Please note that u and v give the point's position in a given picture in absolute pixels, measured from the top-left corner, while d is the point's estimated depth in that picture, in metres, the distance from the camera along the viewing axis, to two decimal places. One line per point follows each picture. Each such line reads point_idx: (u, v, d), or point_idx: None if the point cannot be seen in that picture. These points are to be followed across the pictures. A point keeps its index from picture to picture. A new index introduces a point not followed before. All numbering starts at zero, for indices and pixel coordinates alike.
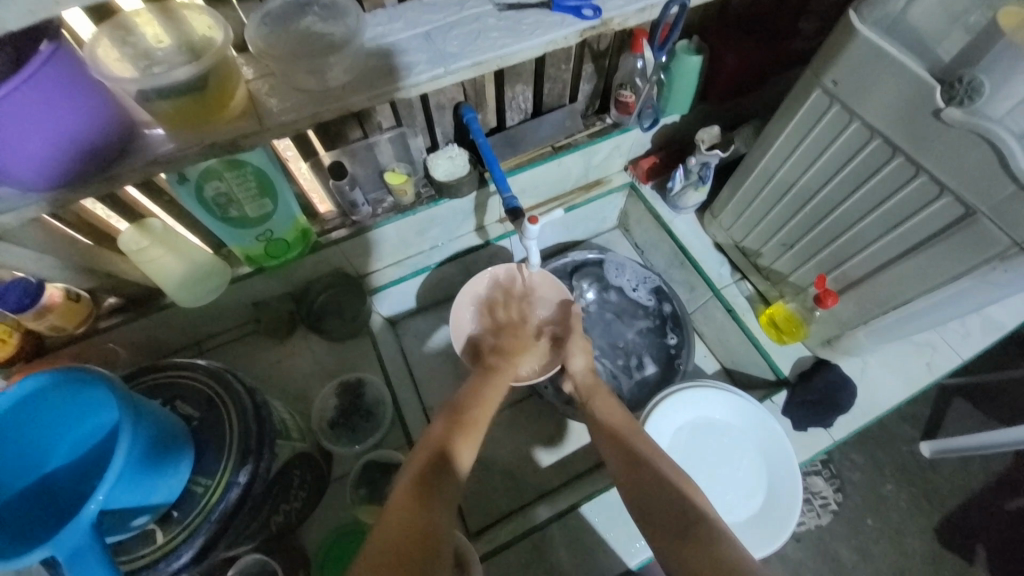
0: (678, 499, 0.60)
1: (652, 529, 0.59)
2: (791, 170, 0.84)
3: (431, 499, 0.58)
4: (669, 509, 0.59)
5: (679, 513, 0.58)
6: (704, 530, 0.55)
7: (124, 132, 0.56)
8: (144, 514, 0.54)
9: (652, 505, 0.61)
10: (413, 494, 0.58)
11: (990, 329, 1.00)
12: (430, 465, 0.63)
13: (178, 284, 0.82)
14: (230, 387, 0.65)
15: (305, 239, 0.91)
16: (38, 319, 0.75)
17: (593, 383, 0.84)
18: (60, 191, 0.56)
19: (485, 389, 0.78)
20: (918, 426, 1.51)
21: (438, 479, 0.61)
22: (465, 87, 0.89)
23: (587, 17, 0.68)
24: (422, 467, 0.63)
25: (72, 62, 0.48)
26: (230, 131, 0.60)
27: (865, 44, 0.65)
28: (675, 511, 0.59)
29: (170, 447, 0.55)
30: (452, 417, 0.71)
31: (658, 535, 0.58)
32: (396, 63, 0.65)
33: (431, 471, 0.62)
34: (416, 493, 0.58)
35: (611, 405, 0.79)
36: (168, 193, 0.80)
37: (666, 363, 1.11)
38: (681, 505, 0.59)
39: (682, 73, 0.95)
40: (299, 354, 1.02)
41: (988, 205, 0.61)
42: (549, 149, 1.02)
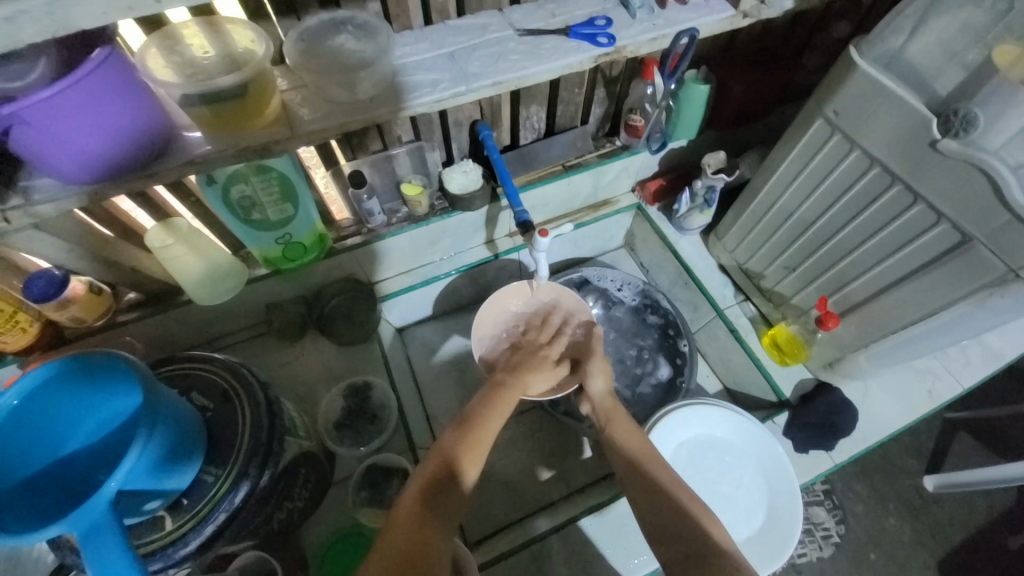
0: (690, 526, 0.61)
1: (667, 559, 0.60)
2: (795, 194, 0.87)
3: (433, 515, 0.59)
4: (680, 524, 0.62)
5: (689, 541, 0.60)
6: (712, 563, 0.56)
7: (164, 134, 0.60)
8: (156, 499, 0.55)
9: (665, 532, 0.62)
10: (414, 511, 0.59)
11: (991, 358, 1.01)
12: (436, 479, 0.63)
13: (197, 282, 0.85)
14: (244, 380, 0.67)
15: (321, 244, 0.94)
16: (61, 310, 0.78)
17: (611, 407, 0.83)
18: (100, 185, 0.59)
19: (499, 402, 0.77)
20: (921, 458, 1.50)
21: (442, 496, 0.61)
22: (483, 106, 0.94)
23: (602, 44, 0.73)
24: (427, 480, 0.63)
25: (124, 67, 0.52)
26: (263, 136, 0.64)
27: (865, 78, 0.69)
28: (686, 536, 0.61)
29: (184, 434, 0.57)
30: (460, 428, 0.71)
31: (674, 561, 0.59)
32: (421, 80, 0.69)
33: (436, 485, 0.62)
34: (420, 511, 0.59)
35: (629, 430, 0.77)
36: (194, 193, 0.83)
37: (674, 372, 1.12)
38: (688, 535, 0.61)
39: (690, 101, 0.99)
40: (308, 357, 1.03)
41: (983, 232, 0.64)
42: (560, 167, 1.07)
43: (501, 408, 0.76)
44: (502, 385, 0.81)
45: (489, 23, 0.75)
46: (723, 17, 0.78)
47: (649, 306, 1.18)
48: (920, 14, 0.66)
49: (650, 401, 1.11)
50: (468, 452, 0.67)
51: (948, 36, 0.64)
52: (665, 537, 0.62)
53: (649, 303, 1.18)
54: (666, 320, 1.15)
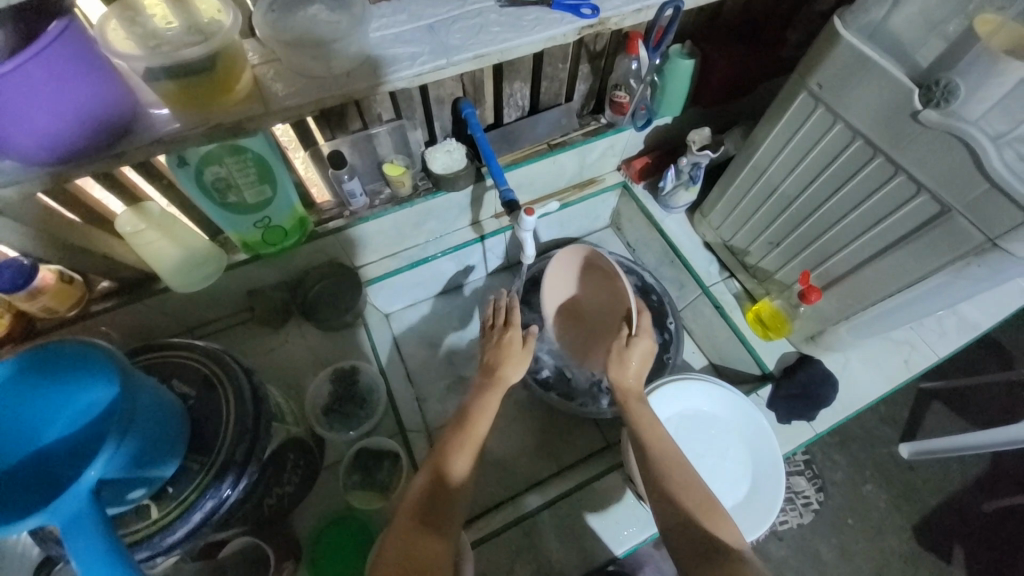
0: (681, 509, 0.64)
1: (672, 541, 0.63)
2: (779, 169, 0.87)
3: (425, 529, 0.60)
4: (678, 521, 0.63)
5: (688, 527, 0.62)
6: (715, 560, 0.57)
7: (130, 112, 0.57)
8: (140, 488, 0.54)
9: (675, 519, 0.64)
10: (408, 526, 0.60)
11: (966, 329, 1.04)
12: (427, 493, 0.64)
13: (175, 268, 0.82)
14: (227, 367, 0.65)
15: (302, 228, 0.92)
16: (31, 300, 0.75)
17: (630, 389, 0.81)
18: (63, 166, 0.56)
19: (484, 404, 0.76)
20: (898, 428, 1.56)
21: (434, 509, 0.63)
22: (465, 82, 0.91)
23: (585, 15, 0.70)
24: (420, 496, 0.64)
25: (83, 39, 0.49)
26: (236, 113, 0.61)
27: (849, 49, 0.68)
28: None
29: (166, 424, 0.56)
30: (444, 435, 0.72)
31: (677, 541, 0.62)
32: (400, 53, 0.67)
33: (430, 495, 0.64)
34: (413, 525, 0.60)
35: (643, 412, 0.77)
36: (166, 176, 0.80)
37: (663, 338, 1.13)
38: (687, 520, 0.63)
39: (674, 76, 0.98)
40: (292, 343, 1.02)
41: (961, 202, 0.65)
42: (545, 146, 1.06)
43: (487, 404, 0.76)
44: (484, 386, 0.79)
45: None
46: None
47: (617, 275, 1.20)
48: None
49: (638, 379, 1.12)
50: (455, 452, 0.68)
51: (932, 5, 0.64)
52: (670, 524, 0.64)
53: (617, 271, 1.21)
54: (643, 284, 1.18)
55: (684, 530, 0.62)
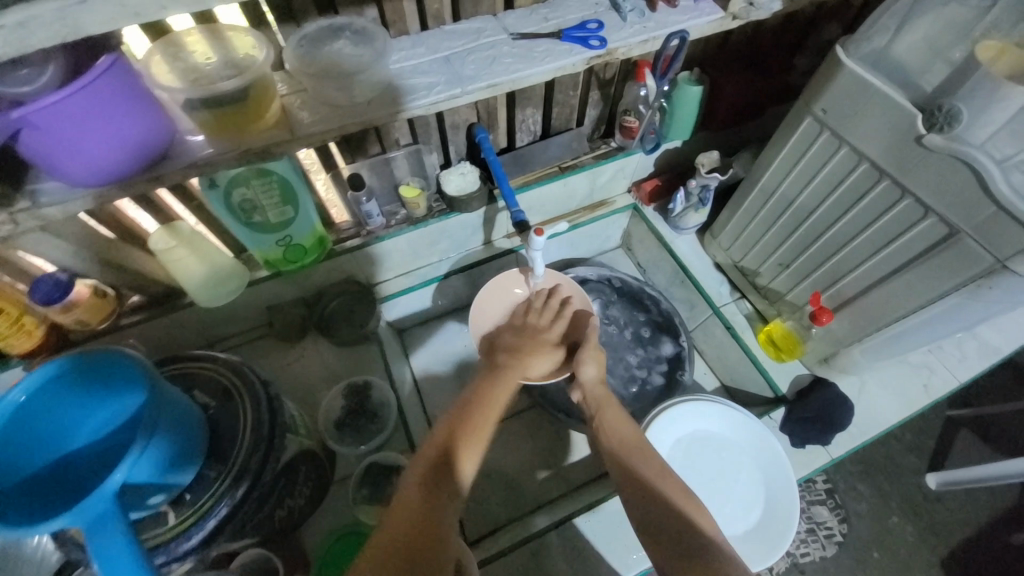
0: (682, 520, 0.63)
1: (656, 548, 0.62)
2: (787, 191, 0.88)
3: (434, 498, 0.61)
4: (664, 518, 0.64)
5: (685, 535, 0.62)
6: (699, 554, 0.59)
7: (167, 137, 0.61)
8: (160, 494, 0.56)
9: (653, 529, 0.64)
10: (417, 496, 0.61)
11: (988, 353, 1.02)
12: (433, 468, 0.64)
13: (200, 284, 0.86)
14: (246, 379, 0.68)
15: (321, 246, 0.96)
16: (65, 313, 0.79)
17: (603, 395, 0.83)
18: (106, 187, 0.60)
19: (501, 379, 0.79)
20: (924, 457, 1.50)
21: (441, 483, 0.62)
22: (479, 109, 0.96)
23: (594, 46, 0.74)
24: (426, 468, 0.64)
25: (128, 71, 0.53)
26: (264, 139, 0.65)
27: (851, 76, 0.70)
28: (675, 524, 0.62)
29: (186, 433, 0.58)
30: (455, 418, 0.71)
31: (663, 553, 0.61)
32: (417, 83, 0.70)
33: (436, 470, 0.64)
34: (422, 497, 0.60)
35: (619, 418, 0.79)
36: (197, 198, 0.85)
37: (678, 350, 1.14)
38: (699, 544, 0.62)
39: (683, 101, 1.01)
40: (308, 358, 1.05)
41: (969, 225, 0.65)
42: (556, 169, 1.08)
43: (496, 391, 0.77)
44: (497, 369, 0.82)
45: (483, 27, 0.77)
46: (712, 19, 0.80)
47: (624, 294, 1.22)
48: (904, 12, 0.68)
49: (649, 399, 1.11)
50: (466, 442, 0.67)
51: (934, 34, 0.66)
52: (658, 535, 0.63)
53: (624, 289, 1.22)
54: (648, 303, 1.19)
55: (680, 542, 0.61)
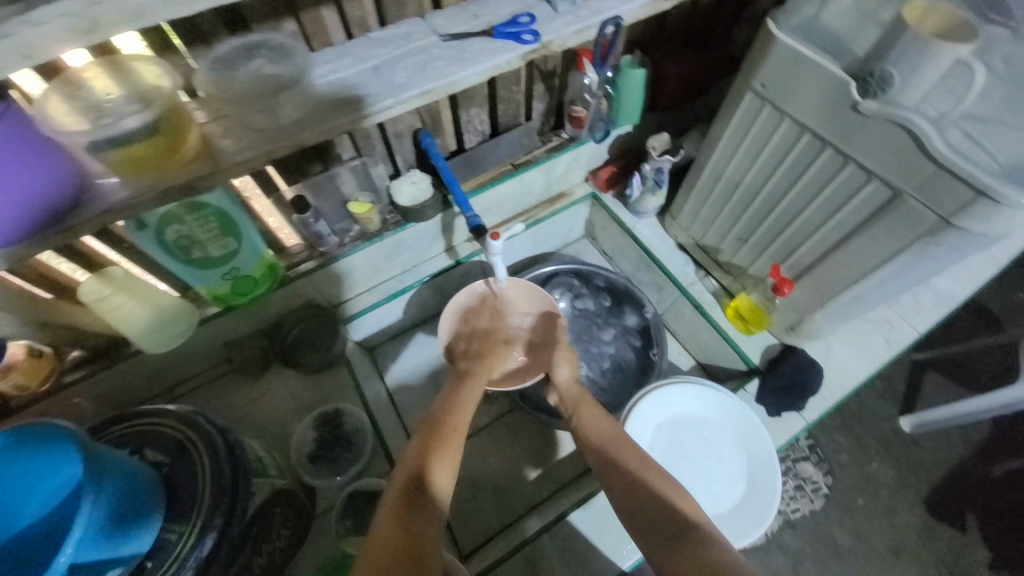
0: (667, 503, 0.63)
1: (645, 535, 0.62)
2: (738, 167, 0.88)
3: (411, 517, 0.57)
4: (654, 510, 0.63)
5: (668, 517, 0.61)
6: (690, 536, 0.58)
7: (77, 184, 0.57)
8: (116, 568, 0.52)
9: (642, 517, 0.63)
10: (394, 517, 0.57)
11: (942, 301, 1.06)
12: (408, 489, 0.61)
13: (143, 331, 0.81)
14: (201, 429, 0.64)
15: (272, 274, 0.91)
16: (2, 378, 0.74)
17: (578, 394, 0.85)
18: (12, 246, 0.55)
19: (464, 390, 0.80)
20: (895, 402, 1.56)
21: (416, 500, 0.59)
22: (421, 114, 0.92)
23: (528, 41, 0.72)
24: (401, 490, 0.61)
25: (22, 120, 0.49)
26: (186, 173, 0.60)
27: (784, 49, 0.70)
28: (663, 517, 0.61)
29: (139, 497, 0.55)
30: (426, 436, 0.69)
31: (651, 541, 0.61)
32: (347, 96, 0.67)
33: (408, 490, 0.61)
34: (396, 518, 0.57)
35: (596, 417, 0.79)
36: (127, 241, 0.79)
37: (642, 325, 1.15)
38: None
39: (628, 85, 1.00)
40: (275, 391, 1.01)
41: (911, 185, 0.66)
42: (510, 167, 1.06)
43: (464, 398, 0.77)
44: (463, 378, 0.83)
45: (411, 32, 0.73)
46: (644, 2, 0.78)
47: (594, 286, 1.21)
48: None
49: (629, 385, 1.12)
50: (437, 457, 0.65)
51: None
52: (644, 524, 0.63)
53: (594, 282, 1.21)
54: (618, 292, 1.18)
55: (668, 520, 0.61)
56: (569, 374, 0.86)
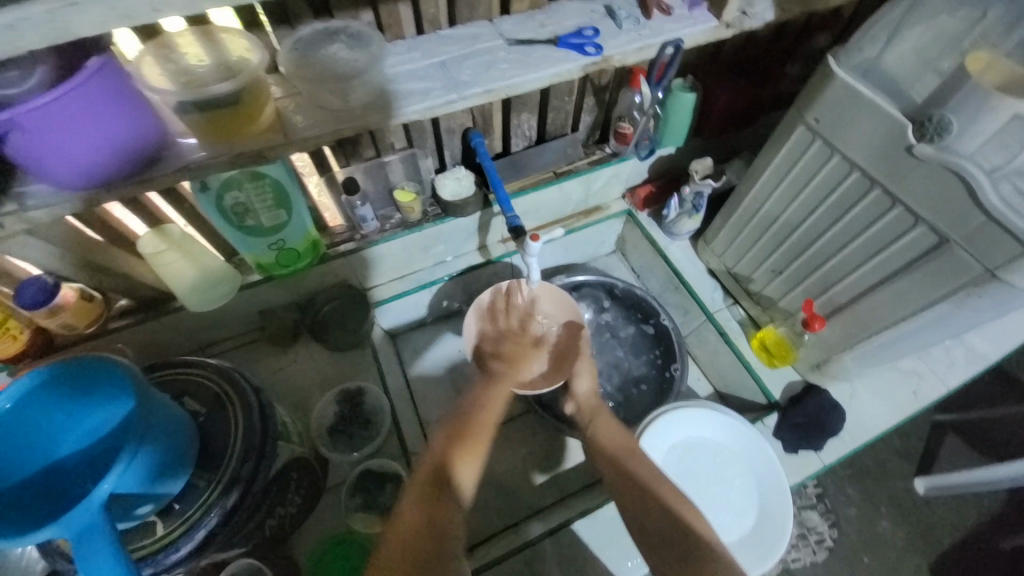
0: (678, 528, 0.66)
1: (656, 554, 0.66)
2: (781, 199, 0.89)
3: (429, 510, 0.62)
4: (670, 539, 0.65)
5: (686, 541, 0.65)
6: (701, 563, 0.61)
7: (160, 140, 0.60)
8: (148, 504, 0.55)
9: (656, 535, 0.67)
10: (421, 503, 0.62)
11: (974, 359, 1.03)
12: (433, 475, 0.66)
13: (189, 288, 0.86)
14: (237, 385, 0.67)
15: (315, 250, 0.95)
16: (51, 317, 0.78)
17: (595, 406, 0.88)
18: (93, 189, 0.59)
19: (486, 400, 0.80)
20: (911, 461, 1.52)
21: (442, 489, 0.64)
22: (474, 114, 0.96)
23: (590, 53, 0.74)
24: (423, 484, 0.65)
25: (120, 75, 0.53)
26: (258, 142, 0.64)
27: (842, 85, 0.71)
28: (677, 548, 0.64)
29: (176, 441, 0.57)
30: (453, 427, 0.74)
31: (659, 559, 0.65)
32: (415, 88, 0.70)
33: (433, 479, 0.66)
34: (419, 501, 0.63)
35: (610, 427, 0.82)
36: (188, 201, 0.84)
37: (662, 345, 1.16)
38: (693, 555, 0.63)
39: (677, 108, 1.02)
40: (300, 362, 1.03)
41: (960, 234, 0.66)
42: (551, 174, 1.09)
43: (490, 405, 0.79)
44: (489, 385, 0.83)
45: (479, 33, 0.76)
46: (706, 28, 0.81)
47: (615, 300, 1.21)
48: (894, 24, 0.69)
49: (643, 404, 1.11)
50: (463, 448, 0.70)
51: (920, 46, 0.67)
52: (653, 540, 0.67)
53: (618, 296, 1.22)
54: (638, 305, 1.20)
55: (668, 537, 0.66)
56: (591, 386, 0.89)
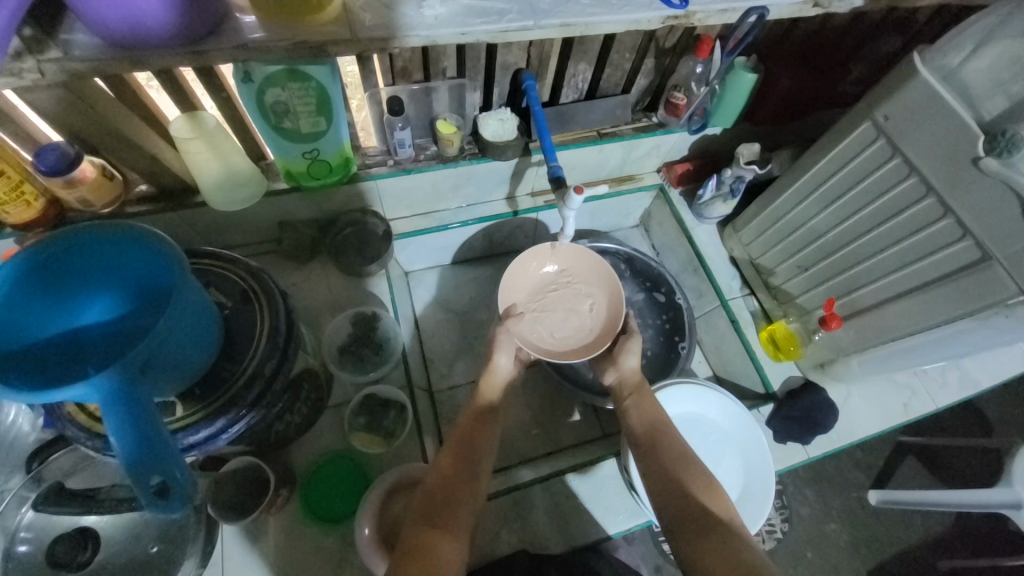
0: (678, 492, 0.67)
1: (675, 527, 0.63)
2: (824, 195, 0.88)
3: (458, 482, 0.68)
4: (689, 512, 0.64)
5: (694, 510, 0.64)
6: (716, 529, 0.60)
7: (220, 11, 0.56)
8: (172, 383, 0.55)
9: (671, 502, 0.66)
10: (446, 474, 0.69)
11: (967, 384, 1.07)
12: (460, 451, 0.72)
13: (213, 183, 0.83)
14: (265, 285, 0.66)
15: (347, 168, 0.91)
16: (69, 188, 0.74)
17: (638, 383, 0.87)
18: (146, 52, 0.55)
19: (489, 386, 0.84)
20: (870, 474, 1.59)
21: (469, 464, 0.71)
22: (532, 53, 0.91)
23: (675, 6, 0.71)
24: (452, 454, 0.72)
25: None
26: (322, 33, 0.61)
27: (923, 85, 0.69)
28: (692, 514, 0.63)
29: (202, 326, 0.56)
30: (475, 412, 0.79)
31: (685, 530, 0.62)
32: (490, 7, 0.66)
33: (462, 454, 0.72)
34: (447, 472, 0.69)
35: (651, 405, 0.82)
36: (227, 90, 0.78)
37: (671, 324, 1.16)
38: (703, 514, 0.63)
39: (735, 88, 0.98)
40: (312, 281, 1.01)
41: (1004, 253, 0.66)
42: (594, 133, 1.06)
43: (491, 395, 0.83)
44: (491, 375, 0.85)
45: None
46: (793, 2, 0.77)
47: (633, 273, 1.21)
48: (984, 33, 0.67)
49: (642, 378, 1.13)
50: (482, 430, 0.76)
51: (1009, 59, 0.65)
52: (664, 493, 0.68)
53: (638, 271, 1.21)
54: (655, 282, 1.20)
55: (675, 510, 0.65)
56: (639, 364, 0.88)
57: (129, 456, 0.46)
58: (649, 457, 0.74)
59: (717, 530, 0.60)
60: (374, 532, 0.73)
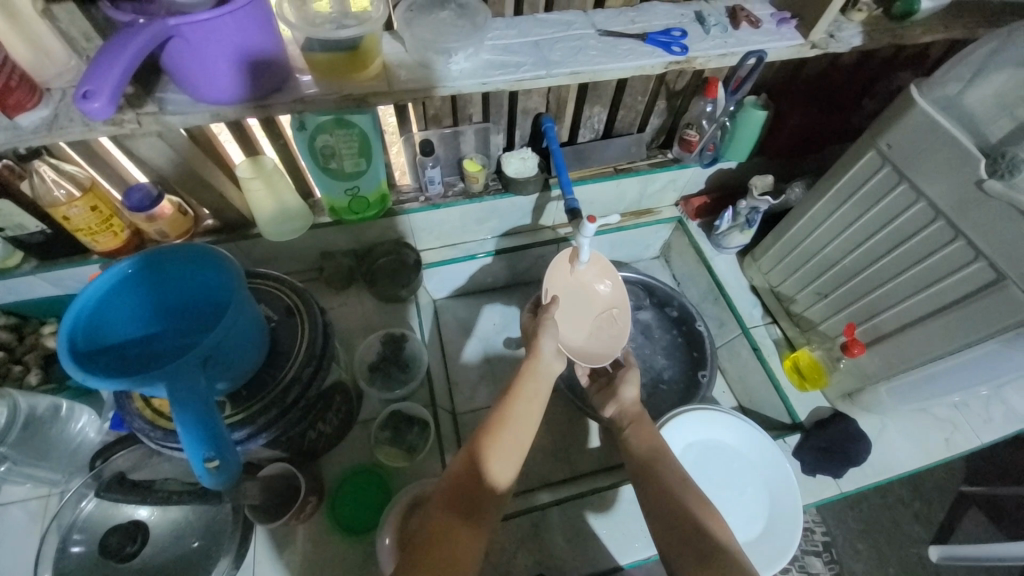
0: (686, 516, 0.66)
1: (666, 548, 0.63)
2: (837, 222, 0.90)
3: (461, 521, 0.57)
4: (691, 533, 0.63)
5: (692, 534, 0.63)
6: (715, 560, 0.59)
7: (284, 73, 0.68)
8: (225, 382, 0.63)
9: (663, 512, 0.67)
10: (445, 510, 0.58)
11: (1014, 419, 1.00)
12: (464, 481, 0.61)
13: (269, 217, 0.94)
14: (307, 302, 0.74)
15: (383, 203, 1.01)
16: (150, 222, 0.87)
17: (638, 413, 0.87)
18: (222, 106, 0.67)
19: (515, 392, 0.72)
20: (929, 527, 1.46)
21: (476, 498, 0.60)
22: (550, 99, 1.01)
23: (675, 52, 0.78)
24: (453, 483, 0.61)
25: (263, 9, 0.60)
26: (365, 88, 0.71)
27: (922, 115, 0.72)
28: (690, 530, 0.64)
29: (253, 334, 0.64)
30: (489, 428, 0.67)
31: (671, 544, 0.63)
32: (508, 60, 0.76)
33: (465, 485, 0.61)
34: (446, 510, 0.58)
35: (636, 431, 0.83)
36: (284, 137, 0.92)
37: (692, 352, 1.17)
38: (697, 532, 0.63)
39: (746, 124, 1.03)
40: (349, 306, 1.10)
41: (1018, 272, 0.66)
42: (611, 169, 1.13)
43: (517, 403, 0.70)
44: (519, 375, 0.74)
45: (573, 20, 0.81)
46: (792, 45, 0.83)
47: (653, 301, 1.23)
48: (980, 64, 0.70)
49: (664, 405, 1.13)
50: (494, 449, 0.64)
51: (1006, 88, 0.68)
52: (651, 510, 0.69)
53: (658, 299, 1.23)
54: (676, 310, 1.21)
55: (672, 530, 0.65)
56: (638, 395, 0.90)
57: (188, 439, 0.54)
58: (648, 481, 0.73)
59: (720, 559, 0.59)
60: (395, 540, 0.76)
